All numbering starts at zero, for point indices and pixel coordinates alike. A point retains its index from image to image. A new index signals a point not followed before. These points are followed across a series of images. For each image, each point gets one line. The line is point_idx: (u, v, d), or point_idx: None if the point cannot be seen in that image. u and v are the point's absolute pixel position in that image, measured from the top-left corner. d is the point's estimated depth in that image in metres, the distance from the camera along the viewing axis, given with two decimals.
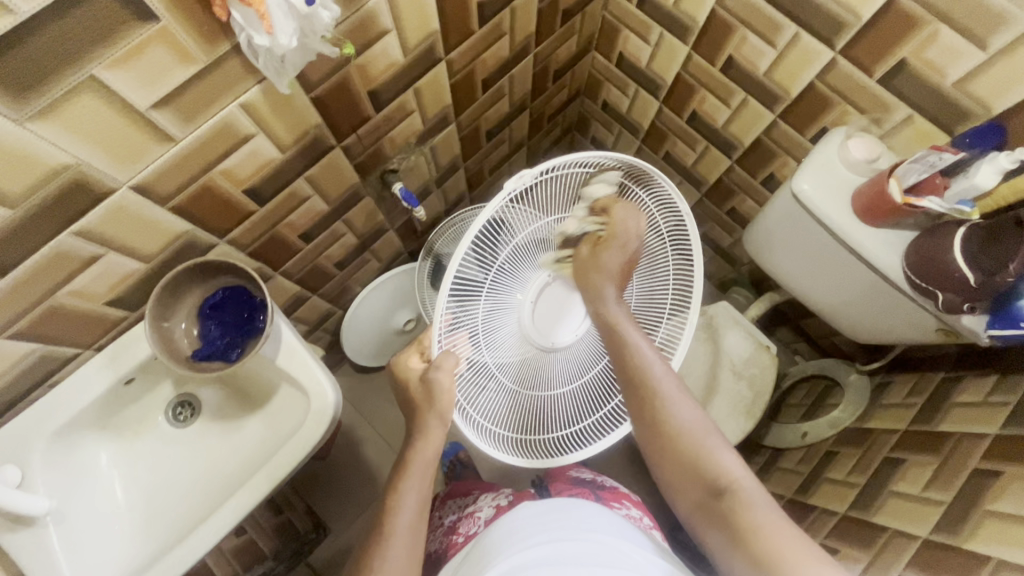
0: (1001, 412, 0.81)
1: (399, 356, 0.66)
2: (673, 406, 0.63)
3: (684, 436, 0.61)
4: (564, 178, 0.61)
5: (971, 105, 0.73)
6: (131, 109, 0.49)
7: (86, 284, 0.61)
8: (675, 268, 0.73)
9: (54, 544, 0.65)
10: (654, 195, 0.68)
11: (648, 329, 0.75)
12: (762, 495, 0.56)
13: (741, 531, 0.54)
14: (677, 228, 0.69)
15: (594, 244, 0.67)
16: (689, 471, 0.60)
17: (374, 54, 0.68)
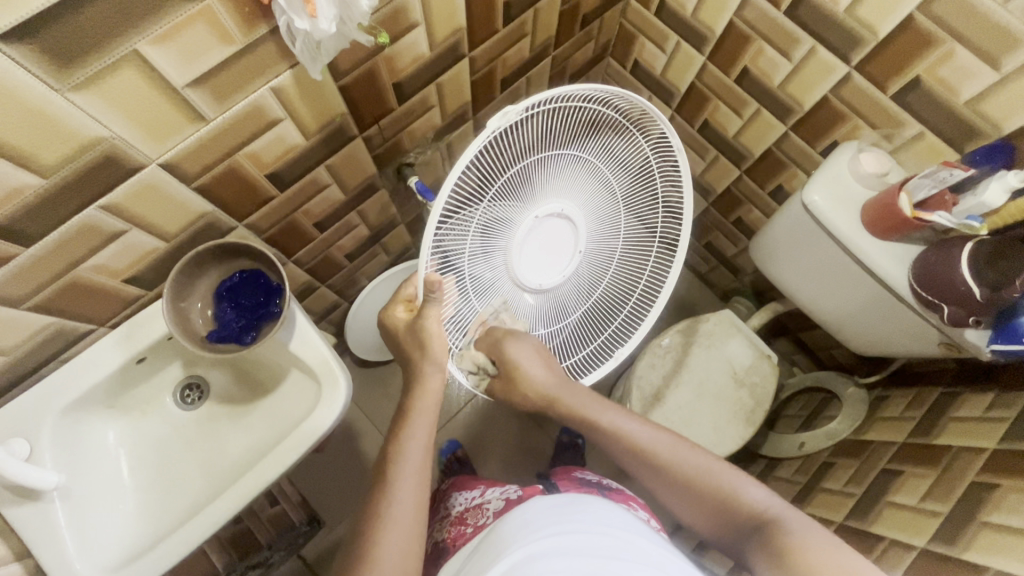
0: (999, 427, 0.83)
1: (383, 310, 0.67)
2: (677, 456, 0.63)
3: (698, 478, 0.61)
4: (557, 110, 0.56)
5: (982, 123, 0.75)
6: (167, 86, 0.50)
7: (107, 259, 0.61)
8: (664, 206, 0.71)
9: (58, 519, 0.64)
10: (647, 130, 0.64)
11: (634, 270, 0.74)
12: (797, 516, 0.54)
13: (782, 551, 0.51)
14: (667, 165, 0.67)
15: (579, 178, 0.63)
16: (719, 512, 0.59)
17: (402, 45, 0.69)
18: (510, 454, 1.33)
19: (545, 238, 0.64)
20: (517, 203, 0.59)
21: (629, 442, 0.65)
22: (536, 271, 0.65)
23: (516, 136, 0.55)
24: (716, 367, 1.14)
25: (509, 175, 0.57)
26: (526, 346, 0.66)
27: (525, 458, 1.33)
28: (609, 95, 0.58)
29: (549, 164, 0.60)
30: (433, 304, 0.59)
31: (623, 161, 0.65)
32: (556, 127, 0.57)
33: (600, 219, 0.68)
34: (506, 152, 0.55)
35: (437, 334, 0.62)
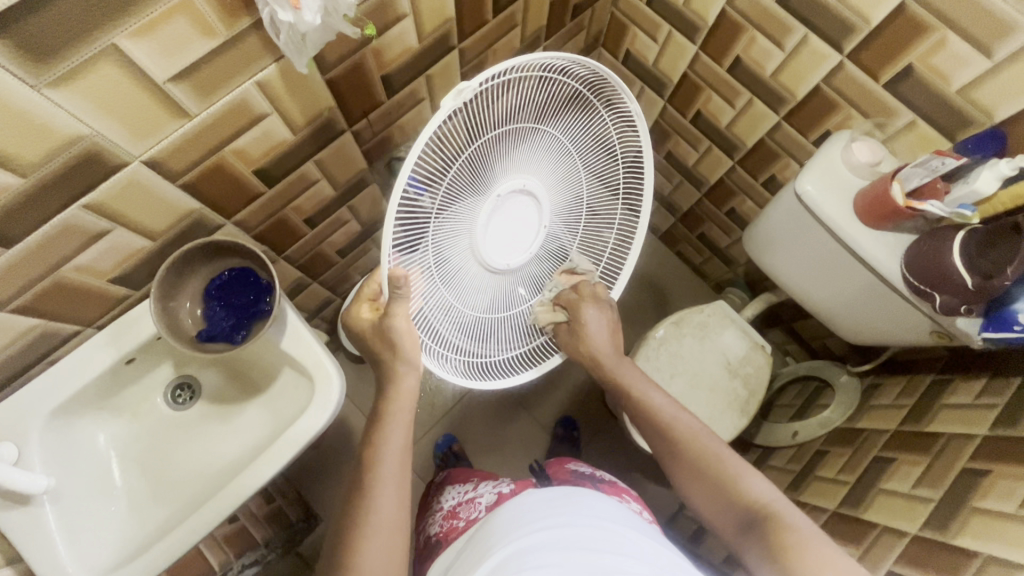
0: (989, 413, 0.84)
1: (349, 311, 0.65)
2: (699, 441, 0.67)
3: (709, 462, 0.65)
4: (511, 83, 0.53)
5: (973, 112, 0.75)
6: (149, 81, 0.49)
7: (92, 259, 0.60)
8: (624, 183, 0.70)
9: (51, 522, 0.63)
10: (606, 96, 0.62)
11: (598, 242, 0.74)
12: (800, 515, 0.57)
13: (781, 547, 0.54)
14: (627, 132, 0.66)
15: (541, 152, 0.61)
16: (723, 499, 0.62)
17: (390, 37, 0.68)
18: (507, 447, 1.33)
19: (509, 216, 0.62)
20: (474, 186, 0.57)
21: (660, 421, 0.70)
22: (502, 251, 0.64)
23: (469, 115, 0.53)
24: (710, 358, 1.14)
25: (465, 156, 0.55)
26: (594, 312, 0.72)
27: (521, 451, 1.33)
28: (564, 62, 0.55)
29: (507, 142, 0.58)
30: (398, 301, 0.57)
31: (584, 131, 0.64)
32: (512, 101, 0.55)
33: (564, 195, 0.67)
34: (459, 134, 0.53)
35: (406, 330, 0.60)
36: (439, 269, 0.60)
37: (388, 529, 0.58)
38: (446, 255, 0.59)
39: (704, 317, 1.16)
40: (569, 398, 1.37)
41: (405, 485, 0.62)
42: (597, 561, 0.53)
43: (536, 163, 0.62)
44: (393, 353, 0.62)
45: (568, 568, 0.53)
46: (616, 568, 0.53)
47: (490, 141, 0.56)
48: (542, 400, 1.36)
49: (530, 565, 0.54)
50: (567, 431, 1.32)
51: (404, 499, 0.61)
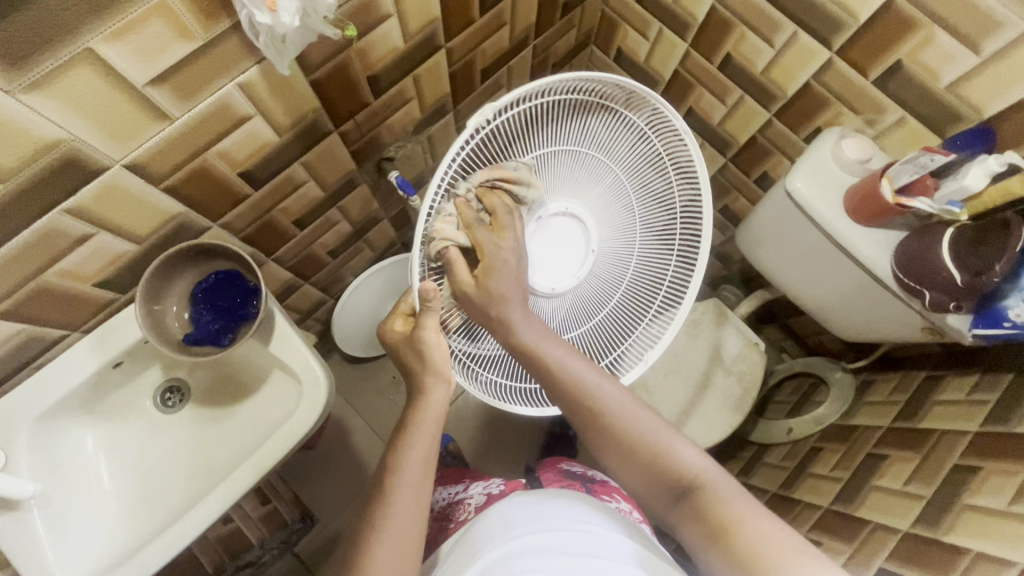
0: (980, 410, 0.84)
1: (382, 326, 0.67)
2: (622, 413, 0.60)
3: (636, 438, 0.59)
4: (546, 109, 0.58)
5: (962, 107, 0.74)
6: (127, 85, 0.49)
7: (76, 264, 0.60)
8: (681, 207, 0.68)
9: (39, 528, 0.64)
10: (647, 115, 0.63)
11: (655, 268, 0.71)
12: (730, 483, 0.56)
13: (718, 524, 0.52)
14: (676, 148, 0.64)
15: (579, 173, 0.64)
16: (649, 471, 0.59)
17: (375, 38, 0.67)
18: (502, 446, 1.33)
19: (549, 235, 0.66)
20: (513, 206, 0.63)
21: (580, 390, 0.60)
22: (548, 273, 0.67)
23: (507, 141, 0.59)
24: (704, 356, 1.14)
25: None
26: (538, 332, 0.61)
27: (517, 450, 1.33)
28: (596, 88, 0.59)
29: (548, 167, 0.63)
30: (430, 315, 0.60)
31: (633, 156, 0.65)
32: (550, 126, 0.60)
33: (610, 215, 0.68)
34: (499, 155, 0.59)
35: (436, 347, 0.62)
36: None
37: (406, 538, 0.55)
38: None
39: (697, 315, 1.16)
40: None
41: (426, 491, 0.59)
42: (581, 566, 0.53)
43: (574, 184, 0.65)
44: (423, 363, 0.63)
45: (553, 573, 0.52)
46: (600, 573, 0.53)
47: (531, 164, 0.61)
48: None
49: (514, 569, 0.54)
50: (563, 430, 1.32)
51: None
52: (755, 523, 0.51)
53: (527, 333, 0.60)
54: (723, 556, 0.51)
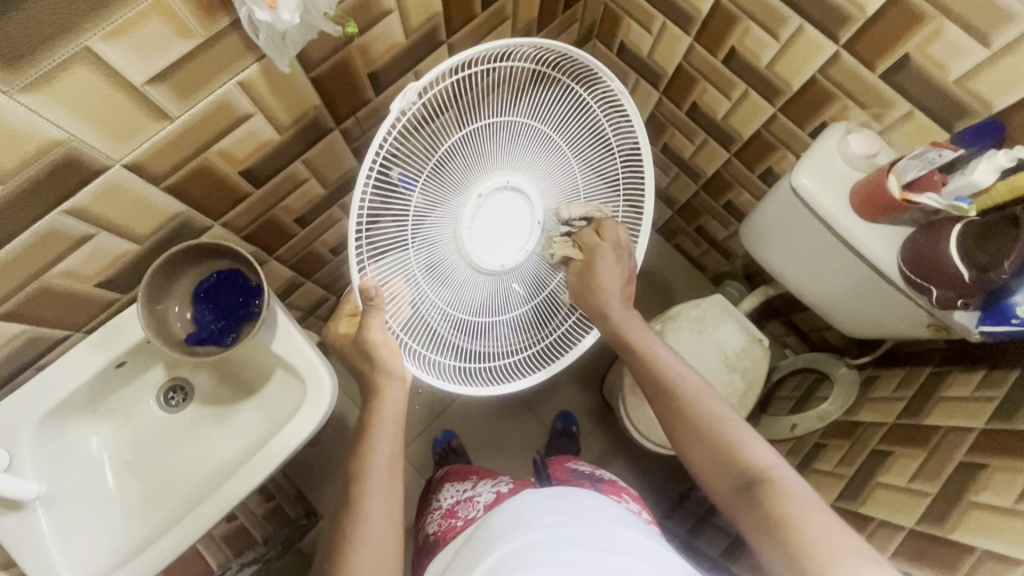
0: (987, 406, 0.83)
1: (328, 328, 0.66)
2: (700, 398, 0.64)
3: (714, 426, 0.61)
4: (469, 81, 0.57)
5: (971, 102, 0.73)
6: (126, 84, 0.48)
7: (76, 264, 0.59)
8: (620, 158, 0.71)
9: (44, 528, 0.64)
10: (576, 72, 0.64)
11: (604, 223, 0.74)
12: (801, 486, 0.55)
13: (779, 519, 0.52)
14: (608, 101, 0.66)
15: (520, 141, 0.64)
16: (721, 459, 0.59)
17: (376, 34, 0.67)
18: (505, 442, 1.33)
19: (496, 208, 0.65)
20: (455, 183, 0.62)
21: (662, 376, 0.66)
22: (495, 250, 0.67)
23: (438, 115, 0.57)
24: (708, 352, 1.13)
25: (440, 153, 0.59)
26: (611, 259, 0.70)
27: (519, 446, 1.33)
28: (525, 50, 0.58)
29: (486, 139, 0.62)
30: (375, 312, 0.59)
31: (571, 122, 0.67)
32: (482, 95, 0.59)
33: (554, 181, 0.69)
34: (430, 130, 0.57)
35: (383, 343, 0.61)
36: (427, 273, 0.63)
37: (379, 536, 0.57)
38: (433, 259, 0.63)
39: (701, 312, 1.15)
40: (568, 393, 1.37)
41: (395, 489, 0.60)
42: (597, 560, 0.53)
43: (518, 153, 0.65)
44: (371, 364, 0.62)
45: (568, 567, 0.52)
46: (616, 567, 0.53)
47: (465, 137, 0.60)
48: (541, 395, 1.36)
49: (532, 561, 0.54)
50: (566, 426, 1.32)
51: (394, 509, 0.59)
52: (817, 526, 0.50)
53: (617, 318, 0.70)
54: (777, 547, 0.51)
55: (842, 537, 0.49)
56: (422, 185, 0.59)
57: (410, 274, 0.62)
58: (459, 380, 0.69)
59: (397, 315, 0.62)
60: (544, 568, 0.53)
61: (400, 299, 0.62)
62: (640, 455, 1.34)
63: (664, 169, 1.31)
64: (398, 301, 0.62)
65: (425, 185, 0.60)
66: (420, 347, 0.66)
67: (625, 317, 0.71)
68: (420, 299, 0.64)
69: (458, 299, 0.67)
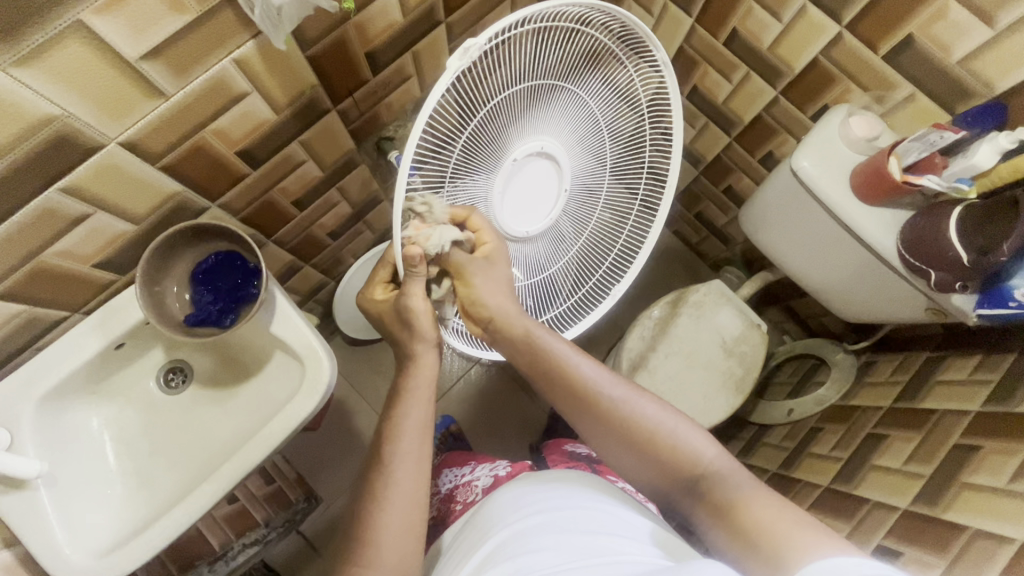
0: (982, 390, 0.83)
1: (363, 292, 0.68)
2: (625, 405, 0.63)
3: (647, 432, 0.61)
4: (529, 40, 0.51)
5: (974, 83, 0.73)
6: (120, 59, 0.48)
7: (74, 244, 0.59)
8: (651, 143, 0.69)
9: (47, 508, 0.64)
10: (630, 46, 0.59)
11: (620, 206, 0.73)
12: (740, 472, 0.58)
13: (727, 510, 0.55)
14: (654, 83, 0.63)
15: (562, 109, 0.59)
16: (655, 459, 0.61)
17: (373, 12, 0.66)
18: (503, 427, 1.34)
19: (527, 180, 0.61)
20: (490, 150, 0.56)
21: (585, 390, 0.63)
22: (521, 217, 0.64)
23: (484, 74, 0.50)
24: (706, 338, 1.14)
25: (481, 116, 0.53)
26: (493, 275, 0.62)
27: (516, 431, 1.34)
28: (587, 11, 0.53)
29: (527, 103, 0.56)
30: (414, 278, 0.59)
31: (613, 97, 0.62)
32: (531, 57, 0.53)
33: (586, 156, 0.65)
34: (474, 91, 0.51)
35: (422, 311, 0.61)
36: (455, 242, 0.60)
37: (403, 530, 0.57)
38: (460, 228, 0.59)
39: (699, 297, 1.16)
40: None
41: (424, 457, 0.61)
42: (594, 542, 0.54)
43: (557, 121, 0.60)
44: (410, 332, 0.64)
45: (566, 549, 0.53)
46: (617, 548, 0.54)
47: (507, 101, 0.54)
48: None
49: (534, 543, 0.55)
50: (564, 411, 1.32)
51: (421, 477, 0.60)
52: (760, 509, 0.53)
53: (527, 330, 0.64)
54: (724, 534, 0.54)
55: (784, 513, 0.52)
56: (456, 152, 0.54)
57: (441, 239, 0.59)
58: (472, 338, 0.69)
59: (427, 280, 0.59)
60: (542, 552, 0.53)
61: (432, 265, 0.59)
62: None
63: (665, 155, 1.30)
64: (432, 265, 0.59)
65: (459, 153, 0.54)
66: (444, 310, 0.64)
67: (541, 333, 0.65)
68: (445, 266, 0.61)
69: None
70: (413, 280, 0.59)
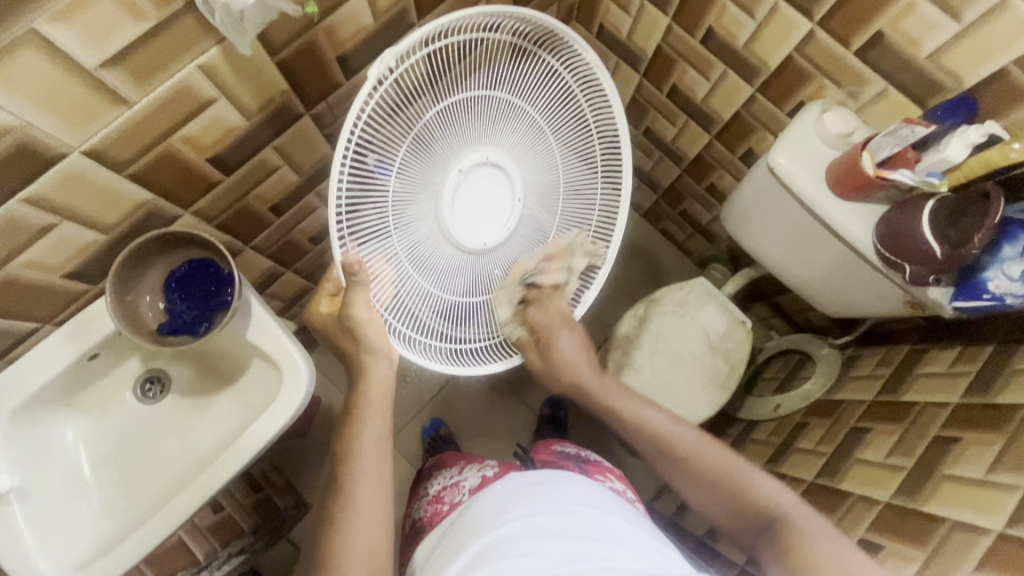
0: (961, 381, 0.84)
1: (309, 307, 0.68)
2: (701, 450, 0.66)
3: (720, 474, 0.63)
4: (445, 53, 0.60)
5: (944, 77, 0.73)
6: (78, 67, 0.47)
7: (41, 255, 0.59)
8: (597, 126, 0.71)
9: (18, 522, 0.64)
10: (549, 47, 0.65)
11: (584, 201, 0.74)
12: (811, 516, 0.57)
13: (794, 554, 0.54)
14: (581, 72, 0.67)
15: (494, 116, 0.67)
16: (733, 502, 0.62)
17: (342, 16, 0.65)
18: (492, 430, 1.34)
19: (473, 188, 0.68)
20: (430, 161, 0.65)
21: (665, 439, 0.68)
22: (475, 229, 0.70)
23: (407, 87, 0.59)
24: (691, 336, 1.14)
25: (415, 130, 0.62)
26: (567, 337, 0.75)
27: (507, 433, 1.33)
28: (498, 22, 0.60)
29: (462, 117, 0.65)
30: (357, 288, 0.61)
31: (544, 96, 0.68)
32: (452, 72, 0.61)
33: (534, 160, 0.71)
34: (405, 109, 0.60)
35: (368, 320, 0.63)
36: (408, 250, 0.66)
37: (368, 526, 0.57)
38: (412, 235, 0.66)
39: (684, 295, 1.16)
40: None
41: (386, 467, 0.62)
42: (579, 548, 0.54)
43: (492, 131, 0.67)
44: (356, 343, 0.64)
45: (550, 557, 0.53)
46: (601, 554, 0.54)
47: (440, 116, 0.63)
48: (528, 382, 1.36)
49: (520, 550, 0.55)
50: (553, 412, 1.32)
51: (381, 494, 0.60)
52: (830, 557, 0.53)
53: (586, 378, 0.75)
54: None
55: (855, 564, 0.52)
56: (398, 164, 0.63)
57: (391, 250, 0.64)
58: (437, 357, 0.69)
59: (380, 295, 0.64)
60: (527, 558, 0.53)
61: (381, 278, 0.63)
62: None
63: (647, 153, 1.30)
64: (380, 280, 0.64)
65: (400, 164, 0.63)
66: (404, 327, 0.67)
67: (601, 384, 0.74)
68: (400, 275, 0.66)
69: (443, 277, 0.70)
70: (356, 289, 0.61)
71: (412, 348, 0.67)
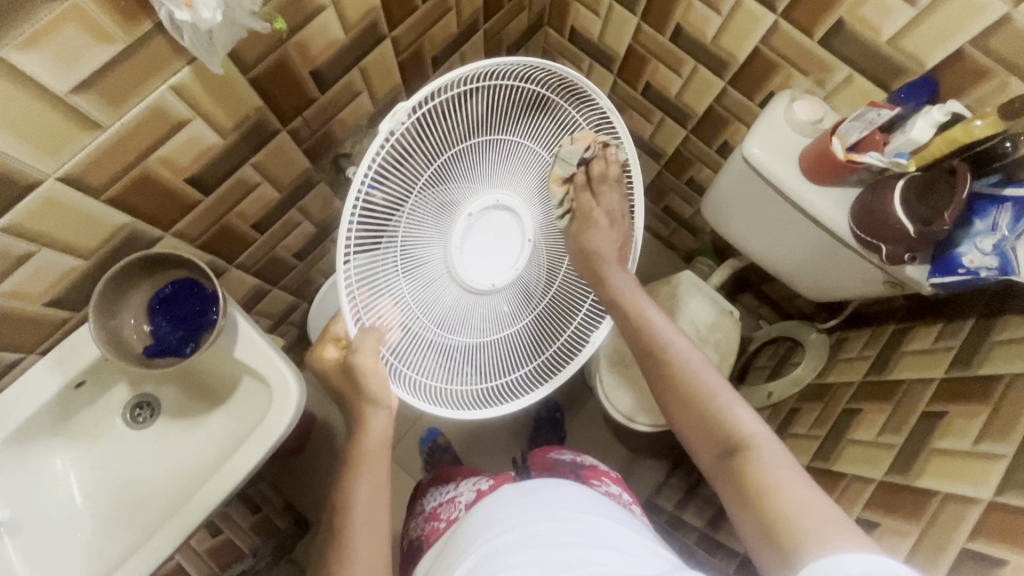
0: (945, 357, 0.86)
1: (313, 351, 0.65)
2: (689, 366, 0.63)
3: (701, 394, 0.61)
4: (462, 98, 0.59)
5: (905, 61, 0.76)
6: (48, 93, 0.47)
7: (22, 283, 0.58)
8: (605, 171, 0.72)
9: (12, 555, 0.65)
10: (563, 90, 0.65)
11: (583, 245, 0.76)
12: (777, 450, 0.54)
13: (747, 484, 0.53)
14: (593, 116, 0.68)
15: (505, 158, 0.66)
16: (704, 426, 0.59)
17: (313, 30, 0.66)
18: (490, 435, 1.33)
19: (482, 228, 0.67)
20: (440, 210, 0.63)
21: (662, 345, 0.66)
22: (482, 267, 0.68)
23: (421, 135, 0.58)
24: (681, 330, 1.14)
25: (427, 175, 0.60)
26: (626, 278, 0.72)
27: (506, 438, 1.34)
28: (515, 69, 0.60)
29: (476, 160, 0.64)
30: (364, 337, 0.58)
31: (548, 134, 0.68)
32: (464, 115, 0.60)
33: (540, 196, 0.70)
34: (421, 151, 0.59)
35: (374, 369, 0.60)
36: (414, 296, 0.65)
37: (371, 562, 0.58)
38: (421, 280, 0.65)
39: (671, 289, 1.17)
40: None
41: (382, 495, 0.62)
42: (569, 555, 0.54)
43: (500, 171, 0.67)
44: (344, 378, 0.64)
45: (540, 567, 0.53)
46: (587, 558, 0.53)
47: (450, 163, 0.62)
48: None
49: (507, 561, 0.55)
50: (550, 414, 1.32)
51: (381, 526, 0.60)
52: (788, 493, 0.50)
53: (617, 281, 0.72)
54: (745, 509, 0.52)
55: (808, 504, 0.49)
56: (409, 211, 0.61)
57: (396, 294, 0.63)
58: (447, 404, 0.69)
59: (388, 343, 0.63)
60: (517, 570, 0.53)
61: (387, 321, 0.62)
62: (627, 436, 1.35)
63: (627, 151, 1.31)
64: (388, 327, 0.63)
65: (411, 211, 0.61)
66: (409, 370, 0.66)
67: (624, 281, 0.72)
68: (405, 322, 0.65)
69: (449, 321, 0.69)
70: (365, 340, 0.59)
71: (419, 397, 0.66)
